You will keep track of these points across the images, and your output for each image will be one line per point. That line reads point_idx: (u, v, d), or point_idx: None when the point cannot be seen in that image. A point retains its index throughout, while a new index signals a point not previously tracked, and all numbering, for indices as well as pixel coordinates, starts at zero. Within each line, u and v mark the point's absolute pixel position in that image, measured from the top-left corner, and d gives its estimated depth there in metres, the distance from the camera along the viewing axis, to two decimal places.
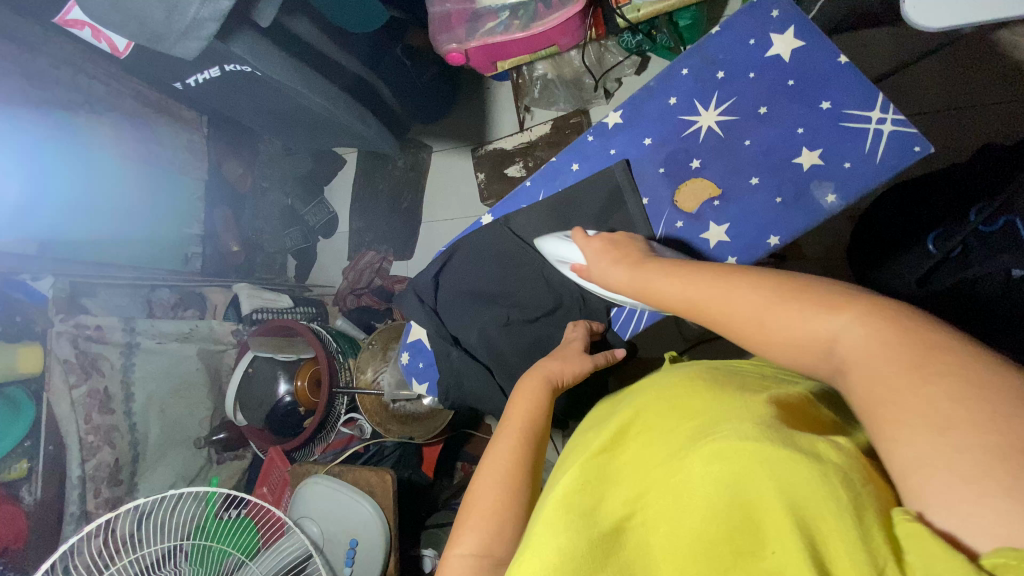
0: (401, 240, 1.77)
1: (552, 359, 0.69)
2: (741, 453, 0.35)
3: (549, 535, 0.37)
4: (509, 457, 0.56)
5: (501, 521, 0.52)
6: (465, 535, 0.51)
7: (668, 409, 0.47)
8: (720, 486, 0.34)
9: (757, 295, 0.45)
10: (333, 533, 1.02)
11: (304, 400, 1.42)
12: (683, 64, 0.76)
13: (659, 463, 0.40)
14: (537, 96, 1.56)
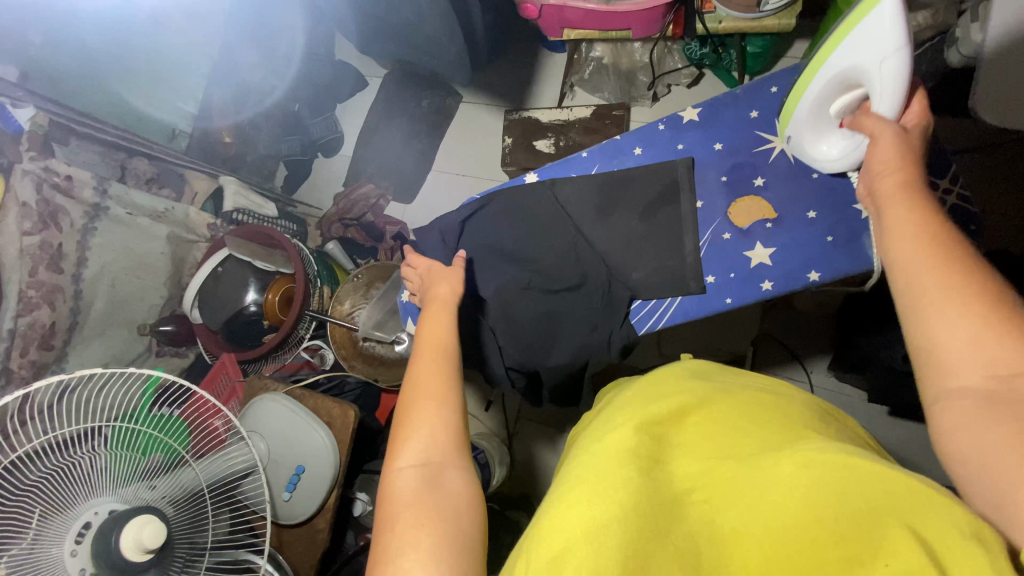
0: (406, 181, 1.70)
1: (440, 282, 0.73)
2: (840, 469, 0.38)
3: (631, 495, 0.39)
4: (433, 372, 0.59)
5: (437, 431, 0.54)
6: (405, 448, 0.53)
7: (735, 405, 0.51)
8: (822, 495, 0.36)
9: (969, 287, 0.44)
10: (280, 454, 0.98)
11: (271, 314, 1.35)
12: (773, 82, 0.77)
13: (740, 454, 0.44)
14: (586, 78, 1.52)
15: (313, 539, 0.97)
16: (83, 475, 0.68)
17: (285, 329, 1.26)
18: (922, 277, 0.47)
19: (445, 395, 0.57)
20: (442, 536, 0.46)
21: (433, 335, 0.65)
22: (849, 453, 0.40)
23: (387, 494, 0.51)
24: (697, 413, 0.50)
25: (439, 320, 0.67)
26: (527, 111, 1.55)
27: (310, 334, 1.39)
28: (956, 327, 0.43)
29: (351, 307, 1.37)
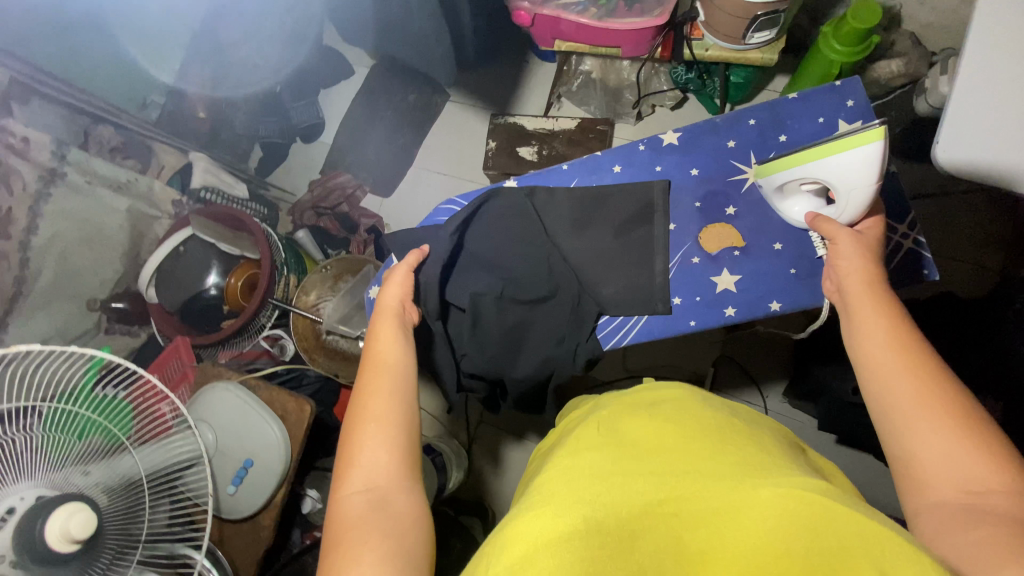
0: (386, 175, 1.67)
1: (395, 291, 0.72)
2: (804, 498, 0.40)
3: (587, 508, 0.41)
4: (392, 401, 0.58)
5: (391, 460, 0.53)
6: (353, 474, 0.52)
7: (701, 427, 0.52)
8: (786, 523, 0.38)
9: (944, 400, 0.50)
10: (228, 445, 0.94)
11: (231, 298, 1.31)
12: (751, 115, 0.77)
13: (707, 475, 0.45)
14: (573, 90, 1.54)
15: (256, 535, 0.94)
16: (12, 457, 0.63)
17: (245, 315, 1.22)
18: (898, 388, 0.52)
19: (394, 411, 0.57)
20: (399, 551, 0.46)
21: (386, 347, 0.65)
22: (809, 486, 0.41)
23: (336, 519, 0.50)
24: (668, 434, 0.51)
25: (393, 331, 0.67)
26: (513, 116, 1.55)
27: (271, 323, 1.34)
28: (930, 442, 0.48)
29: (317, 299, 1.34)
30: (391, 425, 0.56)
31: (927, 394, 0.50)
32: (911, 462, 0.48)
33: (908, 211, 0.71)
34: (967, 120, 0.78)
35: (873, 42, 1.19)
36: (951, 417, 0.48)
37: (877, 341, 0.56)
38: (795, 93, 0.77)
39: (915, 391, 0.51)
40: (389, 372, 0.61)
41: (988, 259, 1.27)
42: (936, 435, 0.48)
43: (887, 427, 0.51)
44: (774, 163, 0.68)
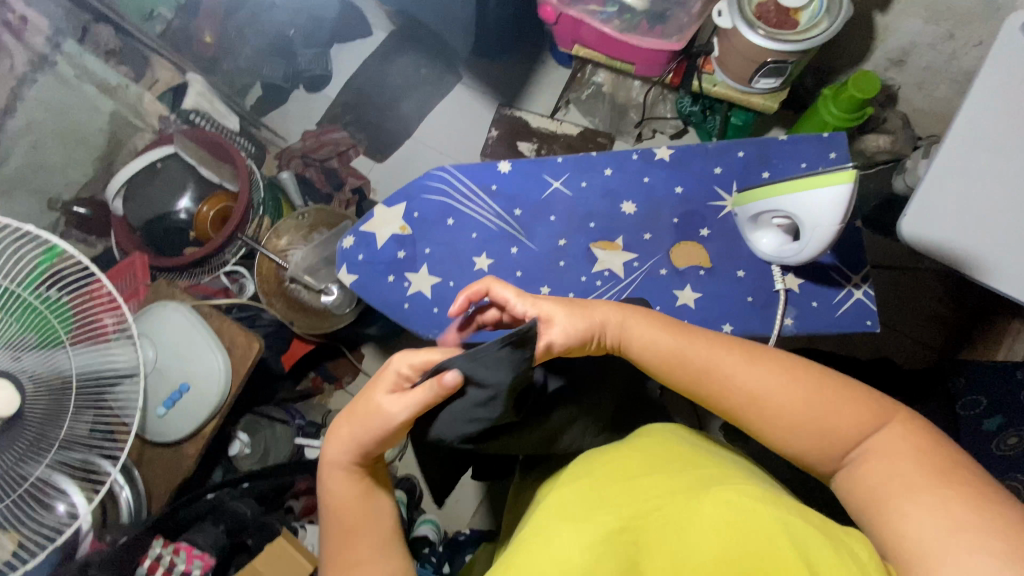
0: (383, 140, 1.67)
1: (342, 423, 0.59)
2: (752, 509, 0.42)
3: (546, 555, 0.42)
4: (383, 558, 0.56)
5: None
6: None
7: (668, 459, 0.52)
8: (731, 537, 0.40)
9: (782, 391, 0.53)
10: (167, 367, 0.92)
11: (200, 227, 1.28)
12: (742, 147, 0.81)
13: (668, 502, 0.46)
14: (583, 98, 1.56)
15: (177, 464, 0.91)
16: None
17: (210, 246, 1.19)
18: (730, 371, 0.55)
19: (380, 560, 0.56)
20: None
21: (354, 502, 0.57)
22: (755, 494, 0.44)
23: None
24: (627, 467, 0.51)
25: (344, 471, 0.58)
26: (520, 110, 1.58)
27: (234, 260, 1.30)
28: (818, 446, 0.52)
29: (287, 244, 1.31)
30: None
31: (789, 403, 0.53)
32: (793, 433, 0.53)
33: (864, 265, 0.76)
34: (931, 199, 0.85)
35: (866, 114, 1.26)
36: (776, 367, 0.55)
37: (716, 360, 0.56)
38: (786, 135, 0.81)
39: (745, 368, 0.55)
40: (364, 520, 0.57)
41: (929, 337, 1.35)
42: (790, 388, 0.53)
43: (747, 418, 0.54)
44: (756, 192, 0.71)
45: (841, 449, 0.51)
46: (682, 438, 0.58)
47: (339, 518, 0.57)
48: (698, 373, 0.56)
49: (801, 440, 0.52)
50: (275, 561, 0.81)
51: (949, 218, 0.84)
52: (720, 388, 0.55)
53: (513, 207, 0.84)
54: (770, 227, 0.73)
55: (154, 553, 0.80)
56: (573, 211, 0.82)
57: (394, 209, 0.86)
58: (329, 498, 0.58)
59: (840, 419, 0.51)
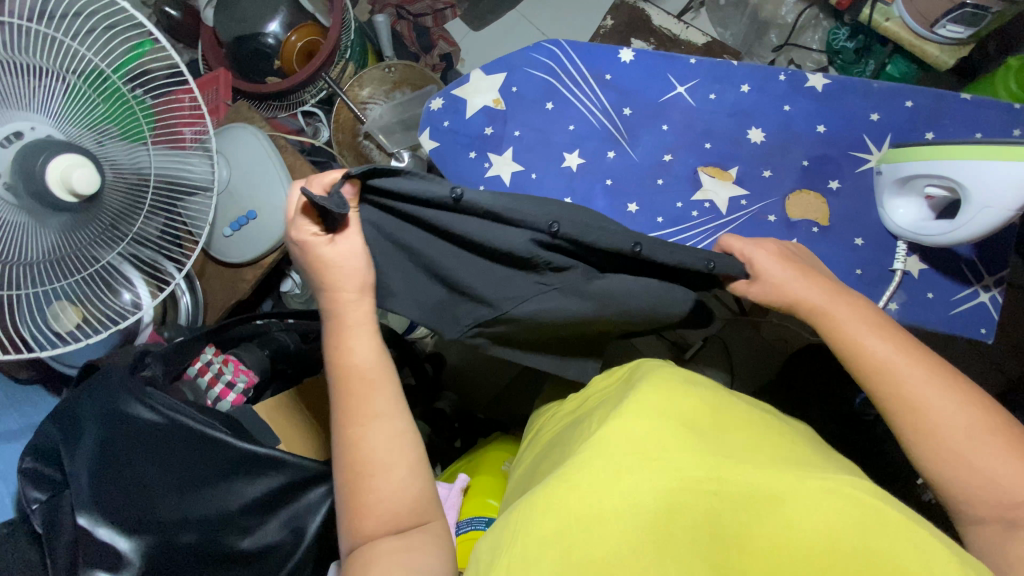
0: (484, 7, 1.53)
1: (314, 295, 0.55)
2: (862, 506, 0.36)
3: (610, 490, 0.38)
4: (387, 411, 0.52)
5: (407, 454, 0.52)
6: (373, 488, 0.49)
7: (724, 413, 0.47)
8: (836, 531, 0.35)
9: (960, 425, 0.46)
10: (239, 190, 0.92)
11: (286, 57, 1.22)
12: (911, 96, 0.68)
13: (742, 453, 0.41)
14: (720, 4, 1.36)
15: (234, 285, 0.95)
16: (39, 89, 0.63)
17: (294, 79, 1.14)
18: (909, 376, 0.49)
19: (388, 420, 0.52)
20: (422, 557, 0.47)
21: (363, 349, 0.53)
22: (865, 486, 0.39)
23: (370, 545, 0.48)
24: (702, 417, 0.44)
25: (358, 322, 0.53)
26: (643, 2, 1.39)
27: (313, 101, 1.26)
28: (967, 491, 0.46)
29: (369, 97, 1.25)
30: (390, 439, 0.51)
31: (967, 439, 0.46)
32: (945, 460, 0.47)
33: (1006, 268, 0.65)
34: None
35: None
36: (961, 396, 0.48)
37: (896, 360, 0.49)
38: (970, 94, 0.68)
39: (925, 382, 0.48)
40: (372, 371, 0.52)
41: None
42: (968, 426, 0.46)
43: (905, 427, 0.49)
44: (907, 150, 0.60)
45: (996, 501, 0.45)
46: (742, 399, 0.52)
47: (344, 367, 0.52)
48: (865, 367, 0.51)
49: (957, 478, 0.46)
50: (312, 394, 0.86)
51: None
52: (889, 387, 0.49)
53: (623, 105, 0.75)
54: (920, 197, 0.62)
55: (204, 359, 0.83)
56: (690, 125, 0.73)
57: (492, 77, 0.78)
58: (339, 351, 0.53)
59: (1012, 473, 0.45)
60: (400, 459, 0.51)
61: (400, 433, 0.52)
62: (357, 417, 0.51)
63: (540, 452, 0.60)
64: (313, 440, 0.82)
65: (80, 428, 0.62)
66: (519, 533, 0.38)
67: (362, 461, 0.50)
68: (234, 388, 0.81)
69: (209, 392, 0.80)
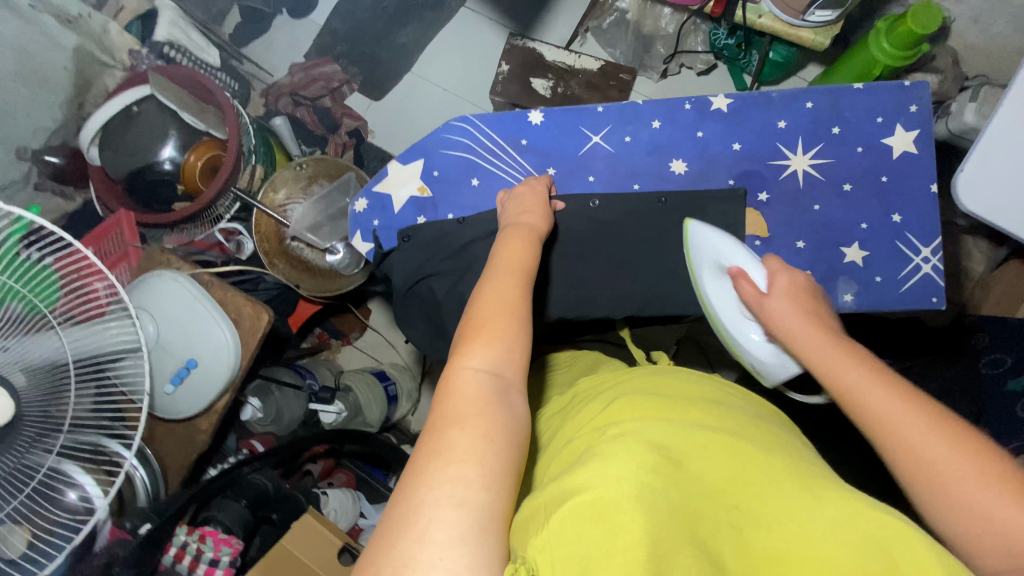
0: (379, 75, 1.52)
1: (529, 211, 0.65)
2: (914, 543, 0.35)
3: (610, 489, 0.38)
4: (513, 293, 0.54)
5: (511, 340, 0.50)
6: (477, 350, 0.49)
7: (749, 429, 0.49)
8: None
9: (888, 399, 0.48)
10: (171, 342, 0.84)
11: (188, 179, 1.15)
12: (810, 96, 0.72)
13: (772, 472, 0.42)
14: (604, 28, 1.41)
15: (191, 439, 0.88)
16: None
17: (200, 201, 1.08)
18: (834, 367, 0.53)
19: (505, 366, 0.48)
20: (484, 517, 0.38)
21: (511, 303, 0.53)
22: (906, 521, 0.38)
23: (453, 387, 0.46)
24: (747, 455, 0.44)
25: (529, 235, 0.62)
26: (534, 41, 1.42)
27: (229, 215, 1.20)
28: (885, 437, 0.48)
29: (287, 198, 1.20)
30: (500, 378, 0.47)
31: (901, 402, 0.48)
32: (945, 503, 0.43)
33: (938, 236, 0.71)
34: (984, 174, 0.81)
35: (920, 51, 1.13)
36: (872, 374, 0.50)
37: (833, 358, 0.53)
38: (861, 83, 0.73)
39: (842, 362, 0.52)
40: (513, 321, 0.51)
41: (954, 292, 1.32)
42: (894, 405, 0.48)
43: (924, 496, 0.44)
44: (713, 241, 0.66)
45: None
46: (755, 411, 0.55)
47: (503, 256, 0.58)
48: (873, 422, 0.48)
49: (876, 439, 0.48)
50: (308, 541, 0.81)
51: (1000, 180, 0.81)
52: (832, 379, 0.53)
53: (546, 165, 0.76)
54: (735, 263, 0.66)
55: (178, 542, 0.76)
56: (614, 170, 0.75)
57: (411, 167, 0.78)
58: (486, 289, 0.54)
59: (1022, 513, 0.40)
60: (496, 410, 0.45)
61: (510, 385, 0.48)
62: (478, 346, 0.49)
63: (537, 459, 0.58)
64: None
65: None
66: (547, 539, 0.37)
67: (469, 392, 0.45)
68: (221, 564, 0.75)
69: None
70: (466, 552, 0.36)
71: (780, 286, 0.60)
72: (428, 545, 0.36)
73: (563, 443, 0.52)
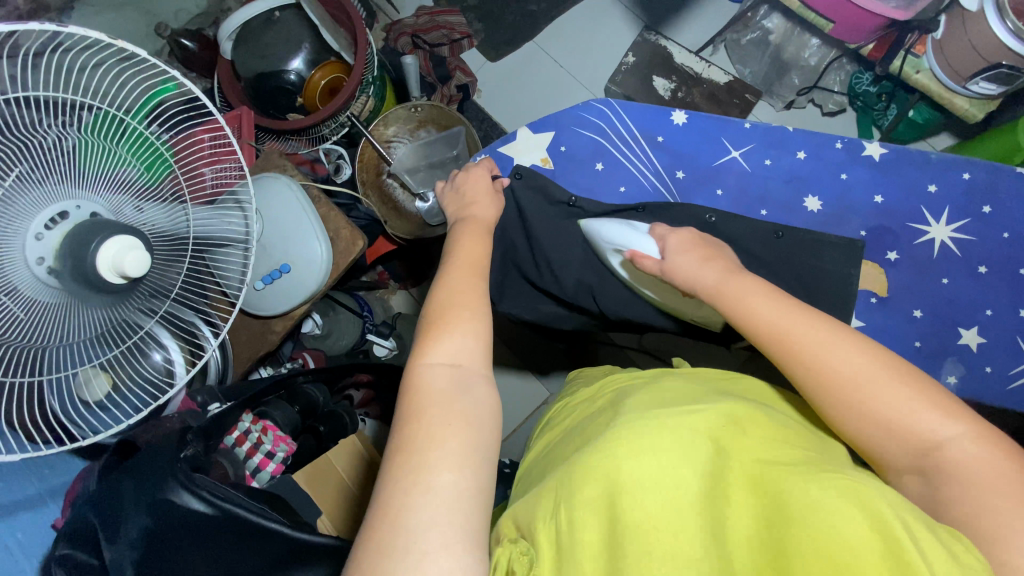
0: (503, 38, 1.51)
1: (482, 208, 0.70)
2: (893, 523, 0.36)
3: (614, 482, 0.43)
4: (464, 287, 0.59)
5: (469, 329, 0.56)
6: (435, 346, 0.54)
7: (770, 418, 0.50)
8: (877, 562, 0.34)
9: (843, 355, 0.48)
10: (272, 243, 0.88)
11: (308, 94, 1.19)
12: (969, 167, 0.70)
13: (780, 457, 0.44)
14: (742, 43, 1.36)
15: (263, 336, 0.93)
16: (62, 158, 0.56)
17: (315, 116, 1.10)
18: (759, 311, 0.52)
19: (463, 357, 0.53)
20: (455, 494, 0.44)
21: (466, 298, 0.58)
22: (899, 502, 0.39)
23: (414, 383, 0.51)
24: (757, 439, 0.46)
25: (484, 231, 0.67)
26: (668, 40, 1.40)
27: (332, 137, 1.23)
28: (844, 369, 0.48)
29: (394, 135, 1.23)
30: (456, 368, 0.52)
31: (847, 344, 0.48)
32: (905, 433, 0.45)
33: None
34: None
35: None
36: (803, 317, 0.51)
37: (758, 303, 0.53)
38: None
39: (764, 303, 0.52)
40: (465, 312, 0.56)
41: None
42: (841, 352, 0.48)
43: (869, 425, 0.47)
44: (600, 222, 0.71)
45: (919, 444, 0.45)
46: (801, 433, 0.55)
47: (458, 252, 0.64)
48: (801, 357, 0.49)
49: (831, 397, 0.48)
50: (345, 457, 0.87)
51: None
52: (766, 337, 0.52)
53: (675, 167, 0.76)
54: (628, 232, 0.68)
55: (241, 427, 0.80)
56: (744, 190, 0.74)
57: (540, 136, 0.79)
58: (444, 282, 0.60)
59: (928, 410, 0.45)
60: (458, 400, 0.50)
61: (469, 373, 0.53)
62: (439, 342, 0.54)
63: (539, 456, 0.64)
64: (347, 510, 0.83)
65: (121, 513, 0.55)
66: (557, 519, 0.44)
67: (427, 384, 0.51)
68: (275, 458, 0.79)
69: (248, 463, 0.77)
70: (439, 530, 0.41)
71: (672, 248, 0.62)
72: (409, 522, 0.42)
73: (559, 448, 0.58)
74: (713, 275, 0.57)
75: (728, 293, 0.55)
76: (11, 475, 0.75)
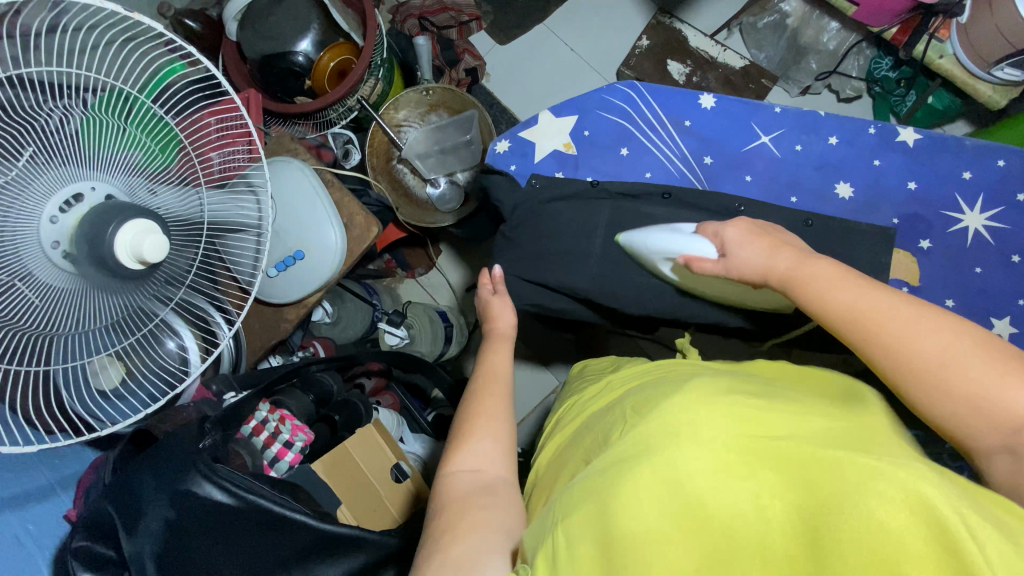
0: (513, 21, 1.48)
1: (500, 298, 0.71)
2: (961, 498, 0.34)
3: (639, 490, 0.40)
4: (485, 397, 0.59)
5: (494, 434, 0.56)
6: (461, 455, 0.54)
7: (790, 400, 0.48)
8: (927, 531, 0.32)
9: (934, 337, 0.44)
10: (284, 230, 0.86)
11: (317, 77, 1.16)
12: (1003, 155, 0.70)
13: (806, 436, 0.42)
14: (758, 27, 1.33)
15: (275, 324, 0.92)
16: (72, 140, 0.54)
17: (325, 99, 1.07)
18: (828, 292, 0.50)
19: (487, 467, 0.53)
20: None
21: (491, 405, 0.58)
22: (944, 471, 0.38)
23: (443, 493, 0.51)
24: (778, 421, 0.44)
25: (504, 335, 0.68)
26: (682, 24, 1.37)
27: (340, 122, 1.20)
28: (928, 349, 0.44)
29: (406, 119, 1.21)
30: (483, 477, 0.52)
31: (933, 328, 0.45)
32: (998, 422, 0.41)
33: None
34: None
35: None
36: (885, 300, 0.48)
37: (832, 289, 0.50)
38: None
39: (838, 288, 0.50)
40: (491, 418, 0.57)
41: None
42: (925, 329, 0.45)
43: (958, 411, 0.43)
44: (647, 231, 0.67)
45: (1016, 428, 0.40)
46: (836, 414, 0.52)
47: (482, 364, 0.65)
48: (885, 343, 0.46)
49: (911, 380, 0.45)
50: (365, 446, 0.84)
51: None
52: (836, 323, 0.49)
53: (703, 152, 0.75)
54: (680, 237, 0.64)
55: (259, 416, 0.78)
56: (774, 176, 0.73)
57: (564, 120, 0.78)
58: (471, 395, 0.60)
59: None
60: (484, 504, 0.49)
61: (496, 485, 0.51)
62: (463, 451, 0.54)
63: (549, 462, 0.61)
64: (370, 500, 0.81)
65: (140, 506, 0.54)
66: (556, 527, 0.42)
67: (451, 493, 0.50)
68: (294, 447, 0.78)
69: (266, 453, 0.76)
70: None
71: (730, 241, 0.59)
72: None
73: (568, 451, 0.56)
74: (774, 263, 0.56)
75: (795, 275, 0.53)
76: (21, 465, 0.73)
